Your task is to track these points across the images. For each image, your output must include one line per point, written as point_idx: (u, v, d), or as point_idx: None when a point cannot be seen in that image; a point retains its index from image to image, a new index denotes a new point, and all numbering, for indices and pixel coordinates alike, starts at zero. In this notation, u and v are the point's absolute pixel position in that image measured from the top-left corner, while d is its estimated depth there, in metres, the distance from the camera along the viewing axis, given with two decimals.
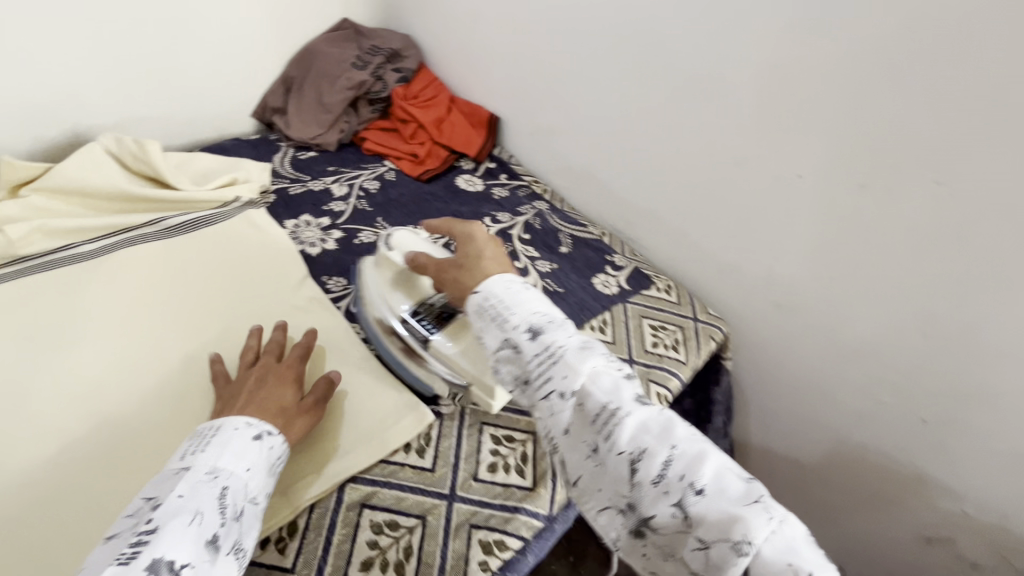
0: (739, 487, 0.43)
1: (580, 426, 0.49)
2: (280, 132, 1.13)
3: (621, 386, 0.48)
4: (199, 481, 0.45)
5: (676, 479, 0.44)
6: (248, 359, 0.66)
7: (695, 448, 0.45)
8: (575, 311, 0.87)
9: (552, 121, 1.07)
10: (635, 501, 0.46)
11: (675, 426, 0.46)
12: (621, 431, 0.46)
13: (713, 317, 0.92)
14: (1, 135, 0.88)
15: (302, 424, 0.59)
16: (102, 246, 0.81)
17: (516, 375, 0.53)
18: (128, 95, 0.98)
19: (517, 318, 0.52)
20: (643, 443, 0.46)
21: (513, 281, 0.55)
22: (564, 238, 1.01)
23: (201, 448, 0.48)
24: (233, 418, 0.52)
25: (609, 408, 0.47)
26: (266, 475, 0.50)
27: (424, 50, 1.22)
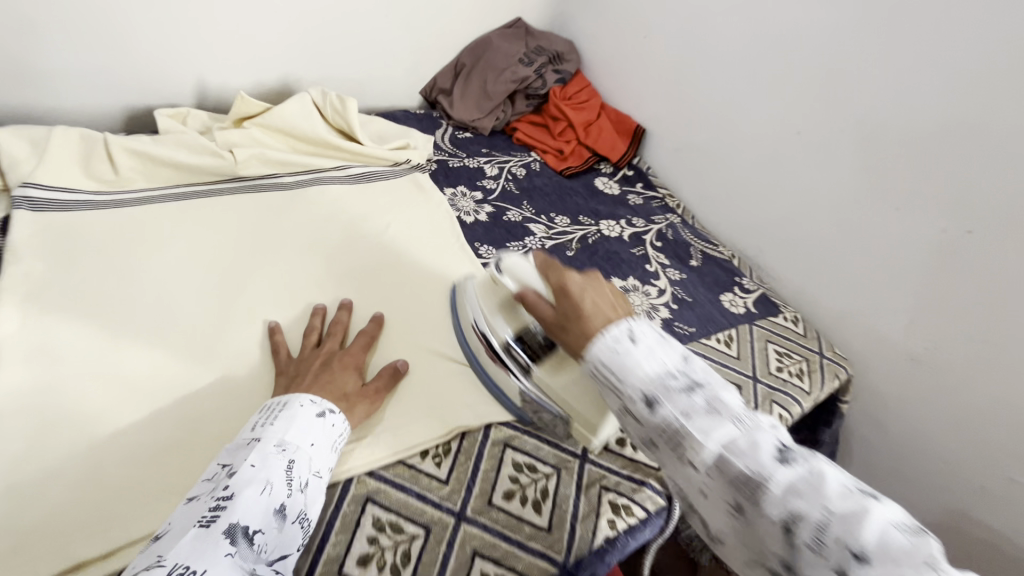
0: (884, 536, 0.37)
1: (715, 484, 0.45)
2: (443, 110, 1.22)
3: (757, 442, 0.44)
4: (268, 453, 0.49)
5: (830, 543, 0.38)
6: (313, 340, 0.68)
7: (850, 507, 0.39)
8: (702, 322, 0.90)
9: (703, 141, 1.10)
10: (792, 562, 0.40)
11: (814, 483, 0.41)
12: (768, 489, 0.41)
13: (840, 356, 0.91)
14: (231, 75, 1.01)
15: (365, 410, 0.61)
16: (299, 181, 0.92)
17: (644, 438, 0.50)
18: (332, 58, 1.09)
19: (630, 387, 0.49)
20: (791, 506, 0.40)
21: (614, 339, 0.51)
22: (694, 252, 1.03)
23: (270, 421, 0.53)
24: (298, 396, 0.56)
25: (746, 470, 0.43)
26: (329, 452, 0.55)
27: (584, 58, 1.30)
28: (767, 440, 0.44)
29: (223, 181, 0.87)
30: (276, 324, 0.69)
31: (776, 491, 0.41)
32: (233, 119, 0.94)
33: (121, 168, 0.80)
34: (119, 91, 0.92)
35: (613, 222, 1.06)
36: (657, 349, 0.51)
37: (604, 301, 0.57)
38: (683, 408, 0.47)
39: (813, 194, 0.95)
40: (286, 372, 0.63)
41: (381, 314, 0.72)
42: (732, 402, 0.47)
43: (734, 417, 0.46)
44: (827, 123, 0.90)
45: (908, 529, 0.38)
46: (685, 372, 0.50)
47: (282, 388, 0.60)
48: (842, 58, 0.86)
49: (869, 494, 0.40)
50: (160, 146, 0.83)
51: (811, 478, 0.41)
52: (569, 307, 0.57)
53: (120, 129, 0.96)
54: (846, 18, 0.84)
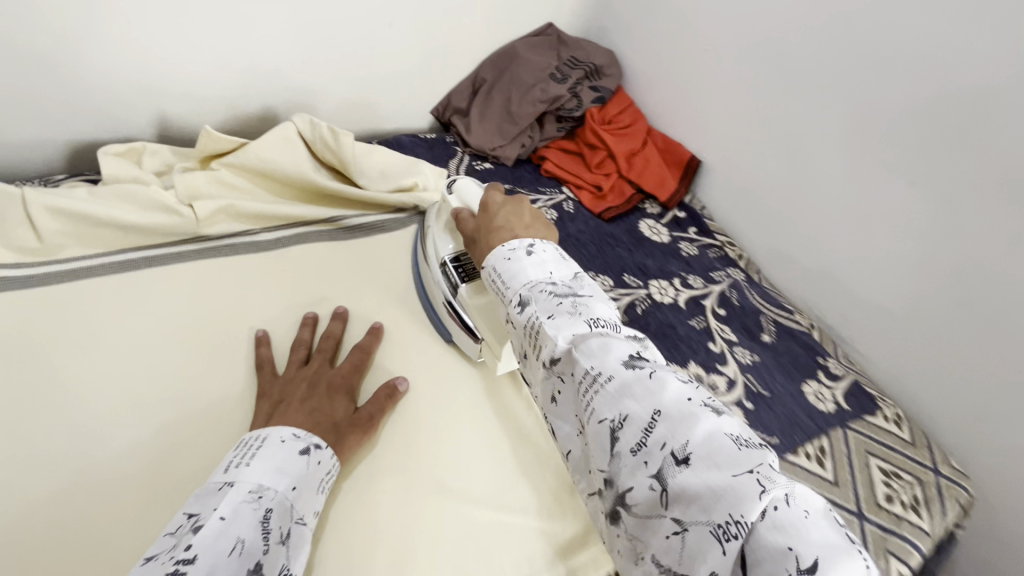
0: (700, 437, 0.37)
1: (567, 389, 0.46)
2: (457, 134, 1.03)
3: (608, 346, 0.43)
4: (242, 503, 0.42)
5: (657, 447, 0.38)
6: (299, 357, 0.61)
7: (681, 411, 0.39)
8: (785, 427, 0.71)
9: (775, 183, 0.90)
10: (613, 474, 0.40)
11: (652, 388, 0.40)
12: (605, 386, 0.42)
13: (959, 473, 0.72)
14: (199, 101, 0.82)
15: (356, 439, 0.55)
16: (280, 239, 0.74)
17: (520, 346, 0.51)
18: (324, 77, 0.90)
19: (513, 290, 0.51)
20: (623, 409, 0.40)
21: (510, 250, 0.54)
22: (766, 323, 0.84)
23: (246, 460, 0.46)
24: (279, 428, 0.50)
25: (589, 371, 0.43)
26: (313, 491, 0.48)
27: (625, 71, 1.10)
28: (621, 346, 0.44)
29: (183, 242, 0.70)
30: (263, 333, 0.63)
31: (612, 390, 0.41)
32: (199, 159, 0.76)
33: (46, 235, 0.63)
34: (57, 128, 0.74)
35: (665, 281, 0.86)
36: (549, 264, 0.53)
37: (517, 216, 0.60)
38: (548, 310, 0.48)
39: (925, 263, 0.74)
40: (270, 395, 0.56)
41: (380, 325, 0.66)
42: (597, 309, 0.48)
43: (591, 321, 0.47)
44: (954, 177, 0.69)
45: (746, 443, 0.37)
46: (569, 285, 0.51)
47: (266, 412, 0.54)
48: (985, 95, 0.65)
49: (712, 408, 0.39)
50: (98, 203, 0.65)
51: (649, 382, 0.41)
52: (483, 224, 0.61)
53: (63, 172, 0.78)
54: (996, 42, 0.63)
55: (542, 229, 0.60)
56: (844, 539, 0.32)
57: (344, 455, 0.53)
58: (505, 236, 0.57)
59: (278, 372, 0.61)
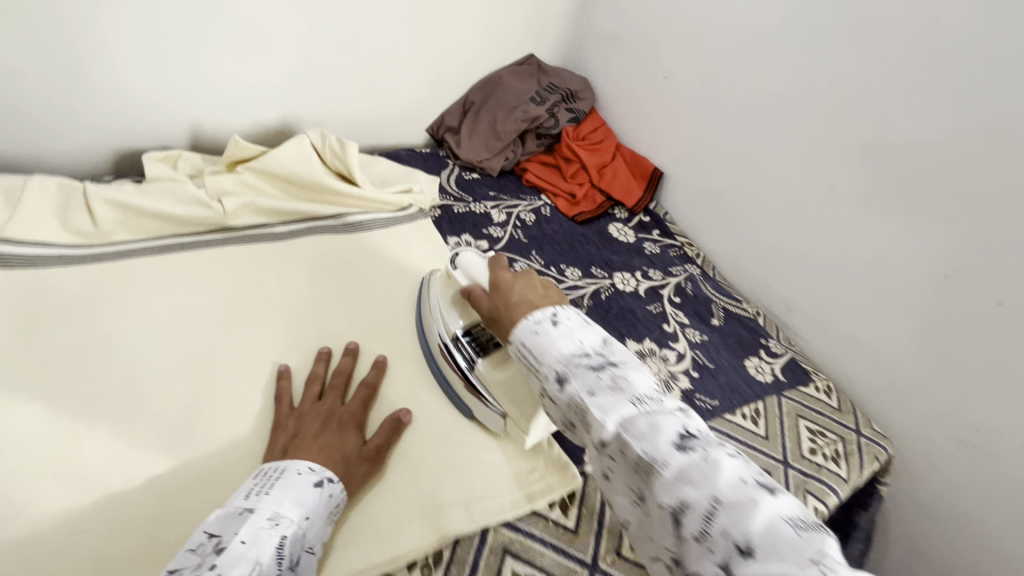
0: (796, 549, 0.34)
1: (618, 469, 0.44)
2: (450, 149, 1.17)
3: (657, 425, 0.42)
4: (261, 528, 0.46)
5: (719, 535, 0.37)
6: (314, 391, 0.65)
7: (739, 497, 0.37)
8: (726, 393, 0.82)
9: (725, 189, 1.04)
10: (680, 558, 0.39)
11: (709, 472, 0.39)
12: (662, 473, 0.40)
13: (879, 435, 0.82)
14: (229, 116, 0.96)
15: (364, 472, 0.58)
16: (292, 231, 0.87)
17: (563, 420, 0.50)
18: (336, 97, 1.04)
19: (546, 366, 0.50)
20: (681, 494, 0.39)
21: (536, 321, 0.52)
22: (716, 309, 0.96)
23: (265, 490, 0.49)
24: (295, 462, 0.54)
25: (643, 453, 0.41)
26: (323, 523, 0.51)
27: (599, 96, 1.25)
28: (668, 422, 0.42)
29: (211, 232, 0.82)
30: (285, 368, 0.68)
31: (669, 476, 0.40)
32: (226, 163, 0.89)
33: (101, 221, 0.75)
34: (108, 133, 0.88)
35: (628, 274, 0.99)
36: (577, 331, 0.52)
37: (532, 289, 0.58)
38: (589, 386, 0.47)
39: (846, 254, 0.87)
40: (285, 427, 0.61)
41: (384, 360, 0.70)
42: (638, 382, 0.46)
43: (635, 397, 0.45)
44: (864, 179, 0.83)
45: (805, 526, 0.36)
46: (601, 352, 0.50)
47: (282, 445, 0.58)
48: (883, 110, 0.79)
49: (766, 487, 0.38)
50: (145, 196, 0.78)
51: (703, 464, 0.39)
52: (496, 303, 0.59)
53: (110, 173, 0.91)
54: (891, 69, 0.77)
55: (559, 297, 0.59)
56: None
57: (352, 485, 0.56)
58: (522, 310, 0.55)
59: (294, 405, 0.65)
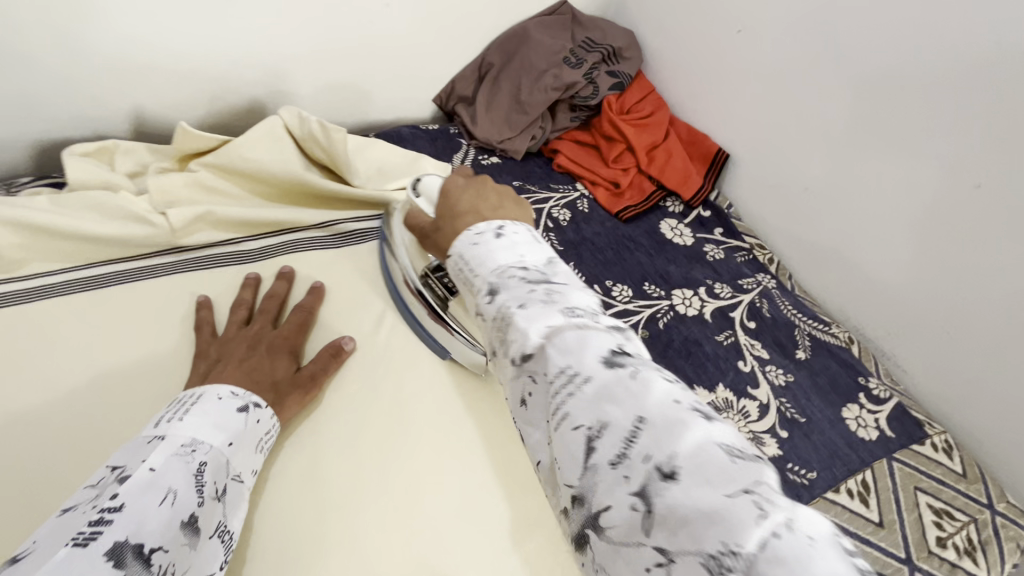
0: (728, 479, 0.27)
1: (537, 391, 0.36)
2: (462, 125, 0.94)
3: (586, 339, 0.34)
4: (174, 456, 0.38)
5: (641, 462, 0.29)
6: (239, 315, 0.60)
7: (667, 418, 0.30)
8: (824, 459, 0.64)
9: (812, 180, 0.81)
10: (583, 493, 0.31)
11: (637, 391, 0.31)
12: (584, 391, 0.33)
13: (1019, 512, 0.64)
14: (180, 93, 0.74)
15: (300, 398, 0.53)
16: (265, 247, 0.67)
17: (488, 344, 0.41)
18: (318, 63, 0.81)
19: (481, 277, 0.40)
20: (603, 416, 0.31)
21: (477, 233, 0.44)
22: (801, 337, 0.76)
23: (179, 415, 0.42)
24: (214, 387, 0.47)
25: (563, 370, 0.33)
26: (247, 449, 0.45)
27: (646, 53, 1.00)
28: (602, 340, 0.34)
29: (160, 255, 0.63)
30: (205, 298, 0.60)
31: (589, 393, 0.32)
32: (176, 158, 0.69)
33: (2, 249, 0.56)
34: (18, 121, 0.67)
35: (689, 290, 0.79)
36: (521, 245, 0.42)
37: (484, 196, 0.52)
38: (519, 297, 0.38)
39: (988, 280, 0.66)
40: (207, 354, 0.54)
41: (321, 286, 0.65)
42: (576, 297, 0.38)
43: (567, 308, 0.37)
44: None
45: (743, 455, 0.28)
46: (543, 269, 0.41)
47: (201, 372, 0.52)
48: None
49: (704, 415, 0.30)
50: (62, 213, 0.58)
51: (633, 383, 0.32)
52: (445, 212, 0.53)
53: (30, 173, 0.71)
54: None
55: (515, 207, 0.51)
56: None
57: (283, 414, 0.51)
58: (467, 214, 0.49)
59: (217, 333, 0.58)
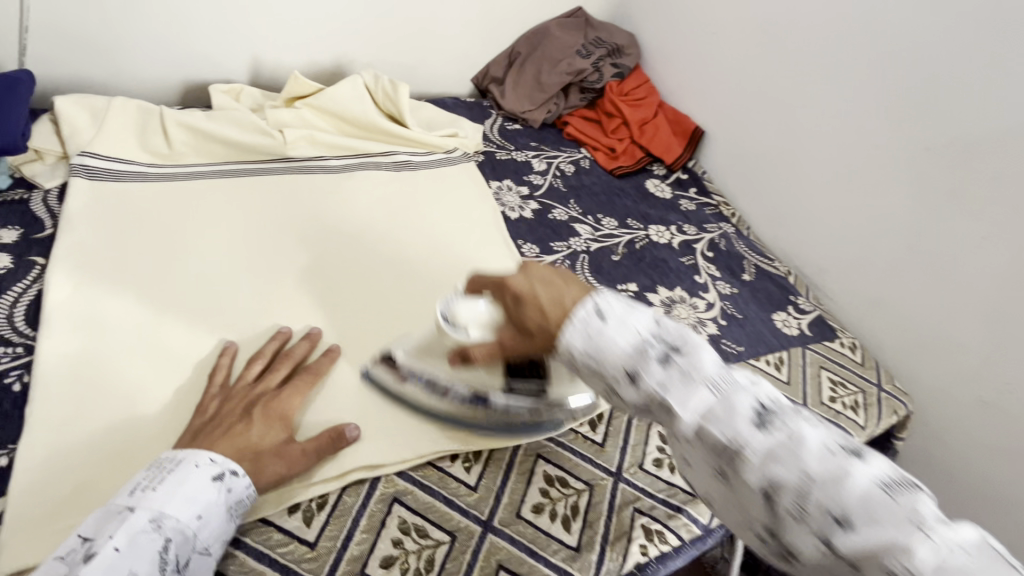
0: (869, 501, 0.35)
1: (699, 450, 0.43)
2: (494, 99, 1.19)
3: (735, 407, 0.41)
4: (140, 533, 0.43)
5: (801, 499, 0.37)
6: (255, 369, 0.60)
7: (827, 468, 0.37)
8: (752, 341, 0.85)
9: (766, 148, 1.04)
10: (773, 525, 0.39)
11: (796, 449, 0.38)
12: (748, 458, 0.39)
13: (900, 391, 0.85)
14: (288, 54, 1.00)
15: (278, 469, 0.52)
16: (345, 164, 0.91)
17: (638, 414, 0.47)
18: (390, 41, 1.07)
19: (611, 367, 0.45)
20: (770, 475, 0.38)
21: (581, 321, 0.46)
22: (748, 265, 0.98)
23: (154, 484, 0.46)
24: (195, 453, 0.49)
25: (724, 439, 0.41)
26: (222, 521, 0.47)
27: (645, 51, 1.25)
28: (745, 402, 0.41)
29: (271, 161, 0.87)
30: (230, 345, 0.62)
31: (754, 459, 0.39)
32: (286, 98, 0.94)
33: (174, 142, 0.82)
34: (177, 64, 0.93)
35: (663, 227, 1.01)
36: (628, 319, 0.46)
37: (553, 287, 0.49)
38: (660, 382, 0.43)
39: (883, 212, 0.88)
40: (205, 411, 0.55)
41: (336, 348, 0.64)
42: (707, 362, 0.43)
43: (699, 379, 0.43)
44: (909, 135, 0.83)
45: (896, 486, 0.36)
46: (663, 337, 0.45)
47: (195, 428, 0.53)
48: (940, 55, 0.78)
49: (853, 453, 0.38)
50: (214, 123, 0.84)
51: (790, 443, 0.39)
52: (529, 320, 0.50)
53: (177, 103, 0.97)
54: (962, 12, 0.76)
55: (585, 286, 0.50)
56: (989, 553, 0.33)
57: (261, 479, 0.51)
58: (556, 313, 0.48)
59: (231, 383, 0.59)
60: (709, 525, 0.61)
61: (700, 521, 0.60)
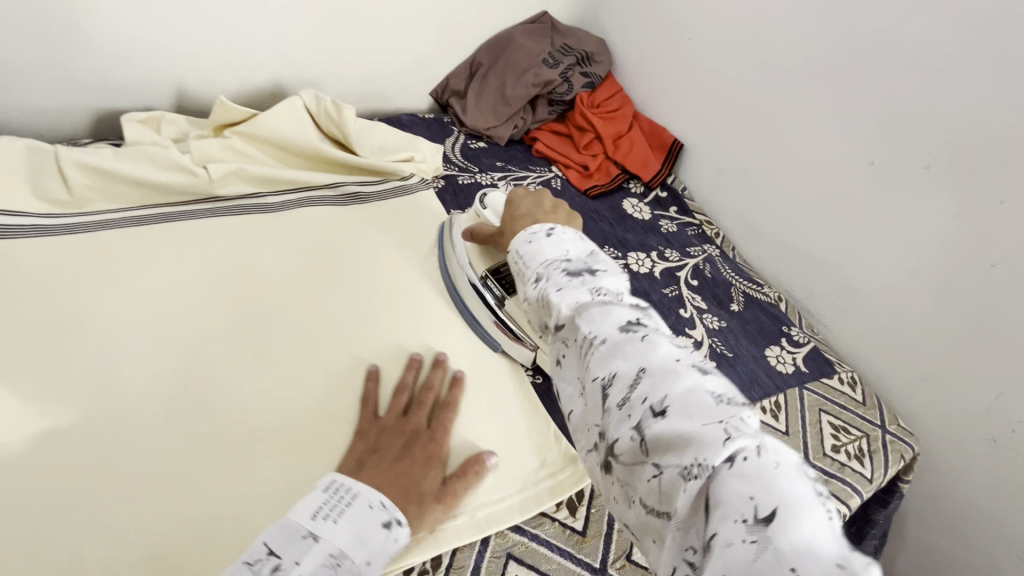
0: (708, 415, 0.34)
1: (571, 355, 0.44)
2: (455, 115, 1.09)
3: (608, 312, 0.43)
4: (320, 565, 0.40)
5: (640, 399, 0.37)
6: (401, 401, 0.59)
7: (664, 368, 0.38)
8: (745, 384, 0.77)
9: (749, 163, 0.96)
10: (605, 427, 0.39)
11: (644, 349, 0.39)
12: (605, 354, 0.41)
13: (905, 432, 0.78)
14: (216, 75, 0.88)
15: (437, 514, 0.52)
16: (283, 201, 0.80)
17: (540, 322, 0.50)
18: (334, 56, 0.96)
19: (530, 269, 0.50)
20: (613, 367, 0.40)
21: (531, 234, 0.53)
22: (736, 294, 0.90)
23: (334, 516, 0.43)
24: (370, 490, 0.47)
25: (588, 335, 0.42)
26: (381, 573, 0.44)
27: (616, 58, 1.16)
28: (621, 312, 0.43)
29: (195, 202, 0.76)
30: (376, 369, 0.62)
31: (603, 351, 0.41)
32: (213, 126, 0.82)
33: (74, 187, 0.70)
34: (82, 92, 0.81)
35: (643, 254, 0.93)
36: (567, 242, 0.52)
37: (542, 205, 0.63)
38: (556, 283, 0.47)
39: (880, 234, 0.81)
40: (367, 438, 0.56)
41: (463, 377, 0.63)
42: (607, 282, 0.47)
43: (594, 288, 0.46)
44: (908, 154, 0.76)
45: (726, 399, 0.35)
46: (585, 260, 0.49)
47: (359, 458, 0.53)
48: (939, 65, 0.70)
49: (700, 369, 0.38)
50: (123, 162, 0.72)
51: (641, 345, 0.40)
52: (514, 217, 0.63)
53: (87, 136, 0.85)
54: (963, 17, 0.68)
55: (565, 216, 0.62)
56: (813, 492, 0.30)
57: (422, 524, 0.50)
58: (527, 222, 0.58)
59: (379, 412, 0.60)
60: None
61: None
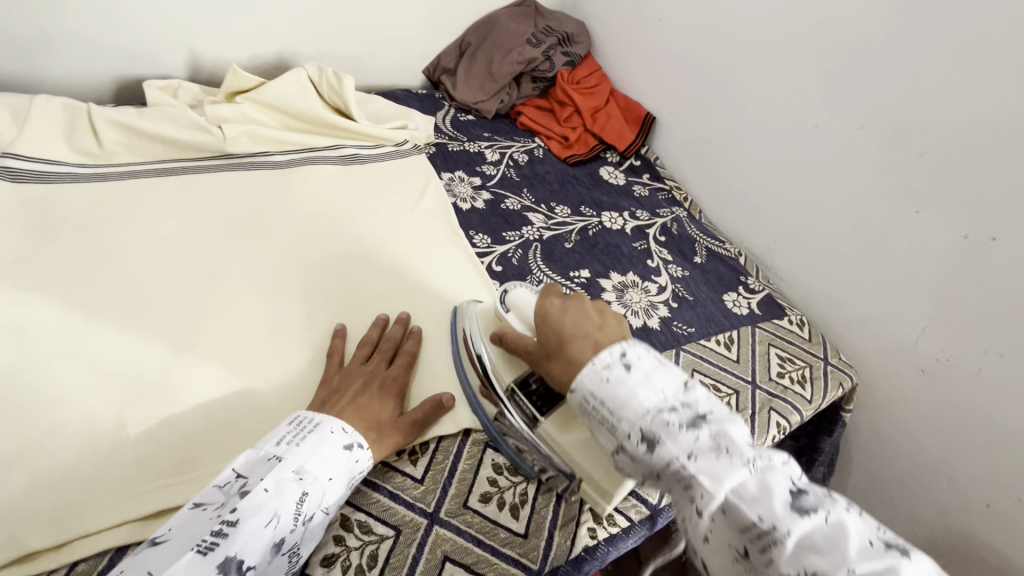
0: None
1: (719, 527, 0.41)
2: (446, 91, 1.18)
3: (770, 486, 0.39)
4: (285, 481, 0.46)
5: None
6: (363, 351, 0.64)
7: (876, 566, 0.35)
8: (702, 322, 0.86)
9: (713, 132, 1.06)
10: None
11: (836, 538, 0.37)
12: (784, 542, 0.37)
13: (845, 365, 0.88)
14: (227, 48, 0.97)
15: (395, 440, 0.57)
16: (289, 159, 0.89)
17: (653, 479, 0.45)
18: (334, 33, 1.05)
19: (627, 422, 0.45)
20: (809, 564, 0.36)
21: (606, 366, 0.48)
22: (699, 248, 0.99)
23: (297, 441, 0.49)
24: (332, 419, 0.53)
25: (759, 520, 0.38)
26: (344, 488, 0.50)
27: (596, 39, 1.25)
28: (781, 482, 0.40)
29: (210, 158, 0.85)
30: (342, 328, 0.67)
31: (790, 544, 0.37)
32: (225, 93, 0.91)
33: (103, 141, 0.78)
34: (107, 61, 0.89)
35: (616, 213, 1.02)
36: (653, 375, 0.47)
37: (590, 322, 0.54)
38: (686, 448, 0.43)
39: (824, 191, 0.90)
40: (329, 383, 0.60)
41: (419, 330, 0.68)
42: (736, 434, 0.43)
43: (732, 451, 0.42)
44: (846, 117, 0.85)
45: None
46: (686, 402, 0.46)
47: (322, 397, 0.58)
48: (868, 36, 0.80)
49: (897, 549, 0.36)
50: (146, 120, 0.81)
51: (829, 528, 0.37)
52: (561, 336, 0.53)
53: (111, 101, 0.94)
54: None
55: (616, 326, 0.55)
56: None
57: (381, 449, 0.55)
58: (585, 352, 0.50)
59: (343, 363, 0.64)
60: (658, 504, 0.62)
61: (649, 501, 0.61)
